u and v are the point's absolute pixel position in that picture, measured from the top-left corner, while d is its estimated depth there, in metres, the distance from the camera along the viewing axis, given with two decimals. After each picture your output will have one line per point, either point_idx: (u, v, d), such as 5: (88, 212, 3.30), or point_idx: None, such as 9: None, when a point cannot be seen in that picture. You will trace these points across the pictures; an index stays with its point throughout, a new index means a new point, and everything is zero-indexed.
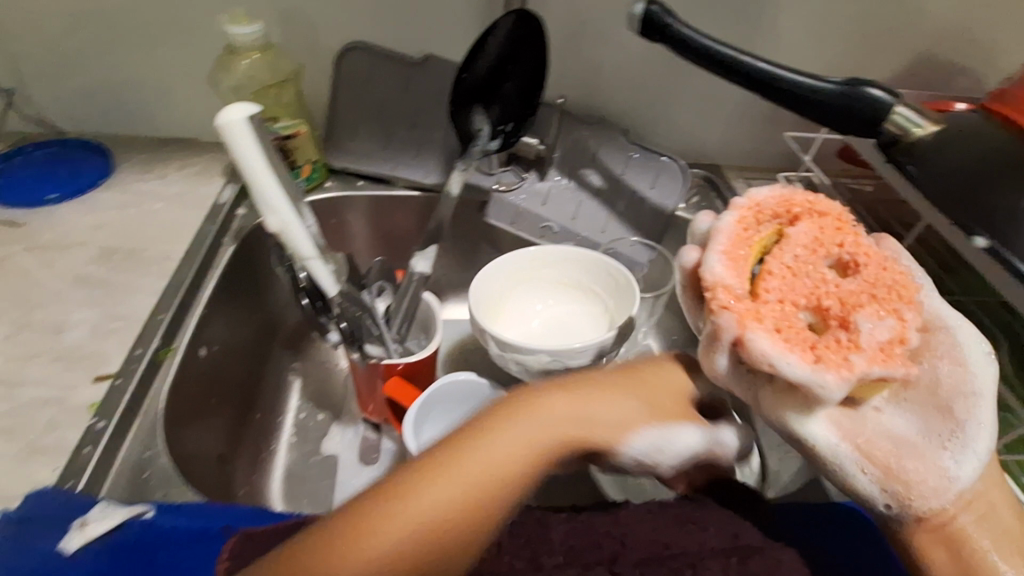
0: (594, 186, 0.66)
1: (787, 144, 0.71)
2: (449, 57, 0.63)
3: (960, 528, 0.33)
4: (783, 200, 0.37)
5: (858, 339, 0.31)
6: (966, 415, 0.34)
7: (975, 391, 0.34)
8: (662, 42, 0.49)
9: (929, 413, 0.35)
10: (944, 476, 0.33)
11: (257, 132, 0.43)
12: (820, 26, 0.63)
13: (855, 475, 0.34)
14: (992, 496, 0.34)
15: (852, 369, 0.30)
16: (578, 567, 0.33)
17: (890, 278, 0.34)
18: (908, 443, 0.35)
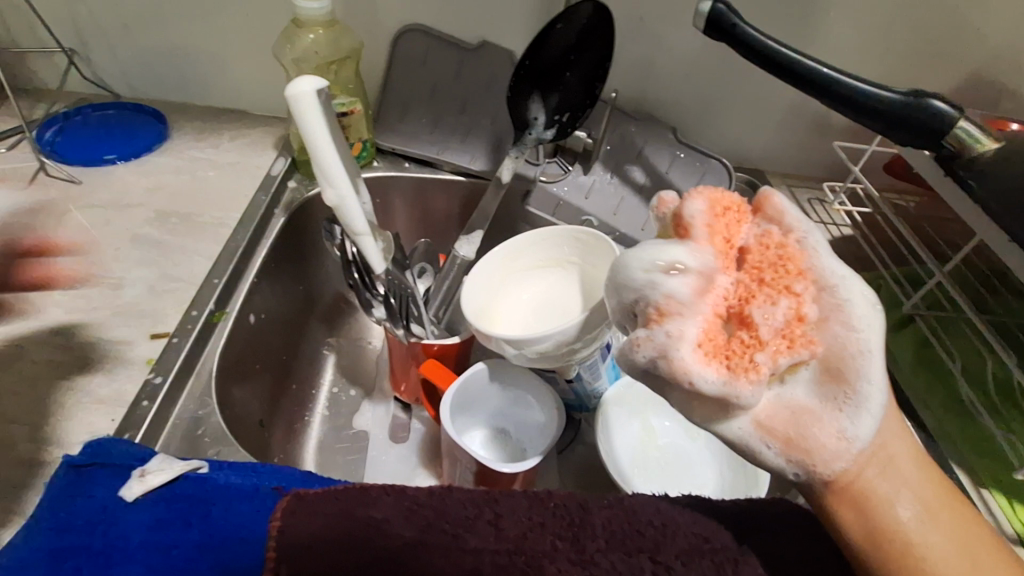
0: (638, 182, 0.66)
1: (835, 154, 0.70)
2: (504, 45, 0.63)
3: (867, 486, 0.30)
4: (709, 205, 0.30)
5: (759, 335, 0.28)
6: (857, 374, 0.29)
7: (861, 349, 0.29)
8: (725, 41, 0.49)
9: (822, 373, 0.30)
10: (844, 437, 0.29)
11: (324, 105, 0.45)
12: (883, 36, 0.62)
13: (759, 450, 0.30)
14: (893, 447, 0.30)
15: (759, 373, 0.28)
16: (620, 553, 0.33)
17: (773, 244, 0.30)
18: (806, 408, 0.30)
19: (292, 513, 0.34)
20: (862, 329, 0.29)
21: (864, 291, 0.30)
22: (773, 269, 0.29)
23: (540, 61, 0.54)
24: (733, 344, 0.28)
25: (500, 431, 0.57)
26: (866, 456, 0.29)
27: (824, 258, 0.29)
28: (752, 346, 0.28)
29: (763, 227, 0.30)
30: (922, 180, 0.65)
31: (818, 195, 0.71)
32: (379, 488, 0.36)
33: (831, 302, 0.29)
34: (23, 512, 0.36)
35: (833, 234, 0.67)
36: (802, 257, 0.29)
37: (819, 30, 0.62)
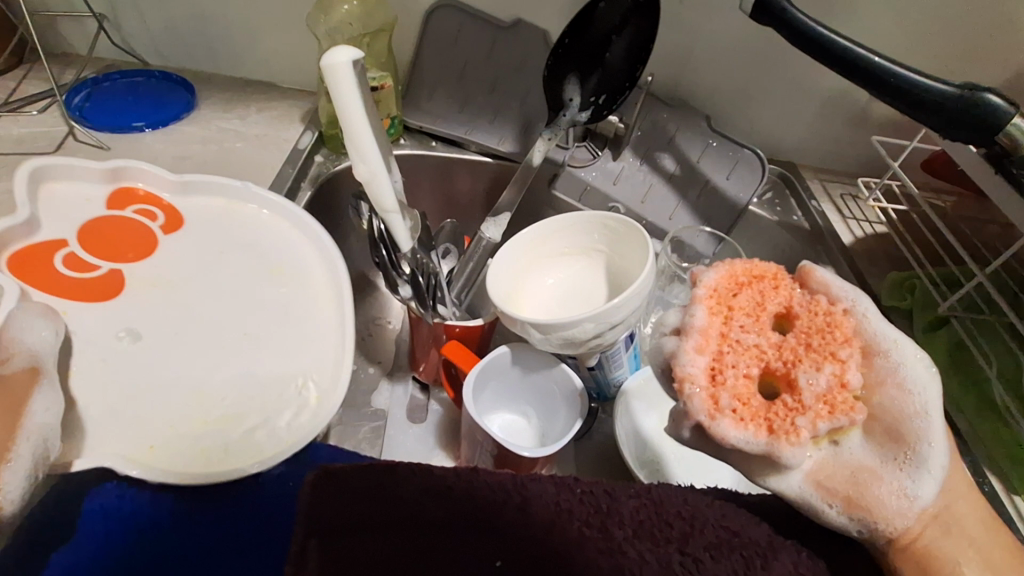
0: (668, 171, 0.64)
1: (873, 149, 0.68)
2: (538, 24, 0.61)
3: (929, 548, 0.28)
4: (727, 275, 0.31)
5: (804, 398, 0.27)
6: (915, 435, 0.28)
7: (918, 409, 0.29)
8: (771, 25, 0.47)
9: (882, 435, 0.29)
10: (904, 497, 0.28)
11: (358, 78, 0.44)
12: (938, 26, 0.58)
13: (821, 511, 0.29)
14: (955, 506, 0.29)
15: (805, 436, 0.27)
16: (648, 543, 0.31)
17: (823, 313, 0.30)
18: (866, 467, 0.29)
19: (316, 497, 0.35)
20: (917, 391, 0.29)
21: (918, 357, 0.30)
22: (823, 337, 0.29)
23: (580, 40, 0.53)
24: (780, 403, 0.27)
25: (519, 417, 0.56)
26: (929, 518, 0.29)
27: (873, 326, 0.30)
28: (804, 407, 0.27)
29: (807, 296, 0.31)
30: (964, 180, 0.62)
31: (851, 192, 0.69)
32: (408, 465, 0.35)
33: (884, 366, 0.29)
34: (67, 475, 0.40)
35: (865, 231, 0.65)
36: (850, 325, 0.30)
37: (868, 22, 0.59)
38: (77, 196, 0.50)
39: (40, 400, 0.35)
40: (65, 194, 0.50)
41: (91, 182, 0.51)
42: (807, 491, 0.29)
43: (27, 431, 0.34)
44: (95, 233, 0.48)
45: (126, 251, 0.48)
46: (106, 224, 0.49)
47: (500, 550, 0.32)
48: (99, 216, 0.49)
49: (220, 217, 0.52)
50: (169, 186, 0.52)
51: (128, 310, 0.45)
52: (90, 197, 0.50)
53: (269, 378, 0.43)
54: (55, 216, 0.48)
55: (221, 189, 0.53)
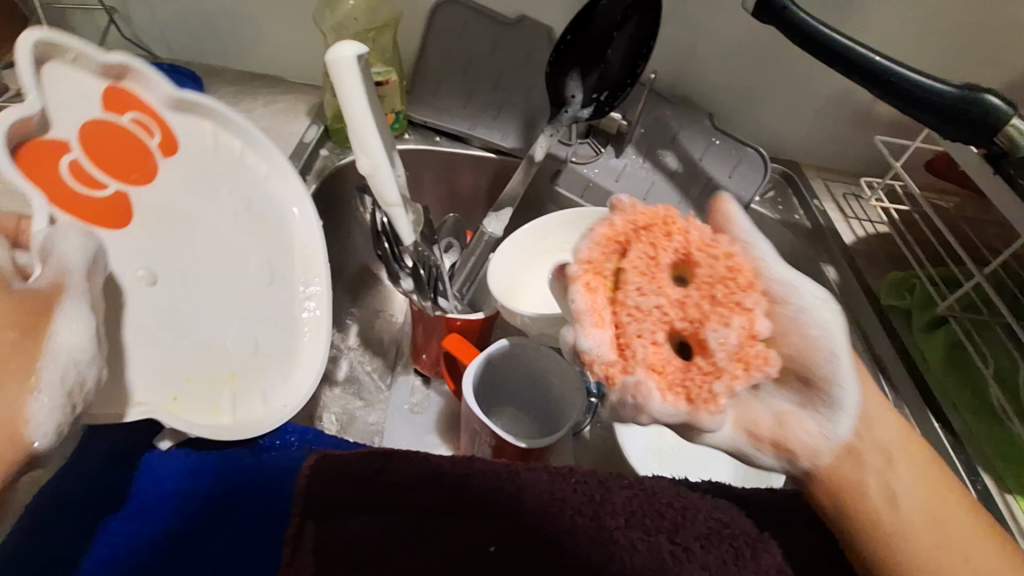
0: (670, 168, 0.65)
1: (876, 149, 0.68)
2: (542, 21, 0.62)
3: (854, 484, 0.29)
4: (605, 240, 0.30)
5: (715, 359, 0.27)
6: (826, 377, 0.29)
7: (829, 352, 0.28)
8: (773, 24, 0.47)
9: (798, 382, 0.29)
10: (823, 437, 0.29)
11: (362, 73, 0.45)
12: (945, 27, 0.58)
13: (752, 456, 0.30)
14: (878, 433, 0.29)
15: (721, 399, 0.27)
16: (638, 532, 0.32)
17: (719, 265, 0.29)
18: (787, 412, 0.29)
19: (311, 481, 0.35)
20: (820, 329, 0.28)
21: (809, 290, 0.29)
22: (723, 289, 0.29)
23: (583, 36, 0.54)
24: (696, 374, 0.28)
25: (516, 409, 0.57)
26: (847, 453, 0.29)
27: (774, 271, 0.29)
28: (720, 376, 0.27)
29: (702, 238, 0.30)
30: (966, 181, 0.62)
31: (853, 191, 0.69)
32: (403, 450, 0.36)
33: (787, 313, 0.29)
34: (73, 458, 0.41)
35: (867, 230, 0.65)
36: (751, 267, 0.29)
37: (874, 21, 0.58)
38: (70, 84, 0.38)
39: (64, 321, 0.30)
40: (60, 76, 0.38)
41: (77, 67, 0.39)
42: (732, 444, 0.29)
43: (56, 357, 0.29)
44: (99, 143, 0.39)
45: (136, 176, 0.40)
46: (105, 133, 0.39)
47: (494, 535, 0.34)
48: (98, 120, 0.39)
49: (217, 150, 0.46)
50: (162, 98, 0.43)
51: (148, 260, 0.39)
52: (84, 89, 0.39)
53: (264, 333, 0.45)
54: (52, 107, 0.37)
55: (214, 115, 0.46)
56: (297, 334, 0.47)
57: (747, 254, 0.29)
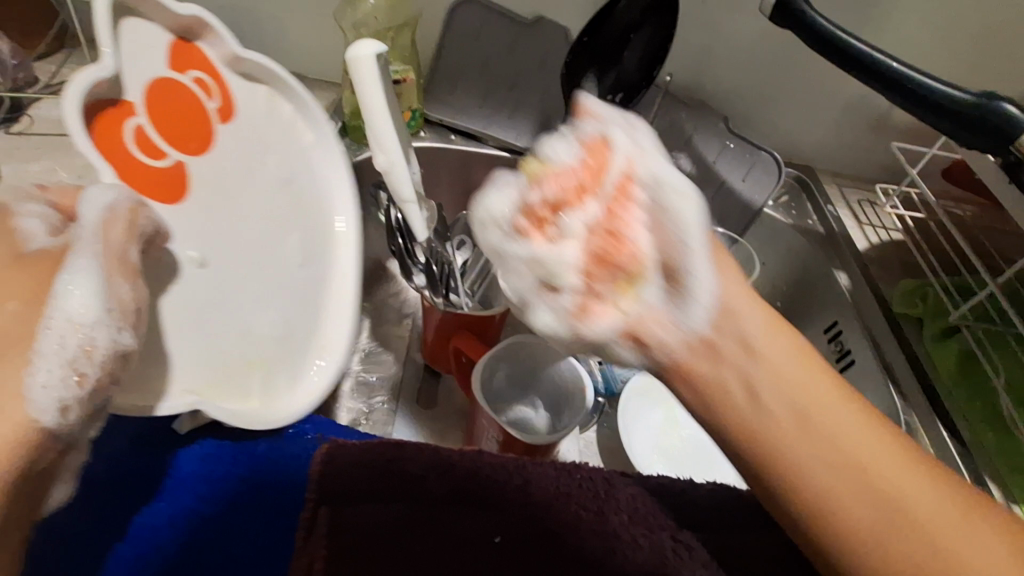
0: (684, 171, 0.65)
1: (892, 155, 0.68)
2: (560, 23, 0.62)
3: (704, 375, 0.30)
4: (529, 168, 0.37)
5: (589, 263, 0.32)
6: (684, 273, 0.31)
7: (684, 247, 0.32)
8: (791, 28, 0.47)
9: (667, 280, 0.32)
10: (677, 328, 0.31)
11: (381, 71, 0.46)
12: (966, 34, 0.57)
13: (619, 351, 0.32)
14: (742, 328, 0.30)
15: (599, 299, 0.32)
16: (642, 530, 0.33)
17: (615, 177, 0.34)
18: (651, 311, 0.31)
19: (323, 470, 0.36)
20: (681, 229, 0.32)
21: (656, 182, 0.33)
22: (614, 201, 0.33)
23: (600, 38, 0.54)
24: (576, 272, 0.32)
25: (526, 407, 0.56)
26: (704, 342, 0.30)
27: (647, 182, 0.33)
28: (593, 271, 0.32)
29: (599, 161, 0.35)
30: (983, 189, 0.62)
31: (868, 197, 0.69)
32: (415, 443, 0.37)
33: (655, 216, 0.33)
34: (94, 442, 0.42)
35: (882, 237, 0.65)
36: (630, 183, 0.33)
37: (895, 27, 0.57)
38: (143, 39, 0.42)
39: (71, 286, 0.31)
40: (133, 33, 0.41)
41: (150, 25, 0.43)
42: (610, 337, 0.32)
43: (54, 326, 0.30)
44: (161, 102, 0.41)
45: (191, 133, 0.42)
46: (169, 89, 0.42)
47: (499, 526, 0.34)
48: (162, 76, 0.42)
49: (269, 115, 0.48)
50: (224, 56, 0.47)
51: (200, 215, 0.41)
52: (155, 46, 0.42)
53: (294, 313, 0.45)
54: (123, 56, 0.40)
55: (276, 82, 0.49)
56: (328, 315, 0.47)
57: (620, 165, 0.34)
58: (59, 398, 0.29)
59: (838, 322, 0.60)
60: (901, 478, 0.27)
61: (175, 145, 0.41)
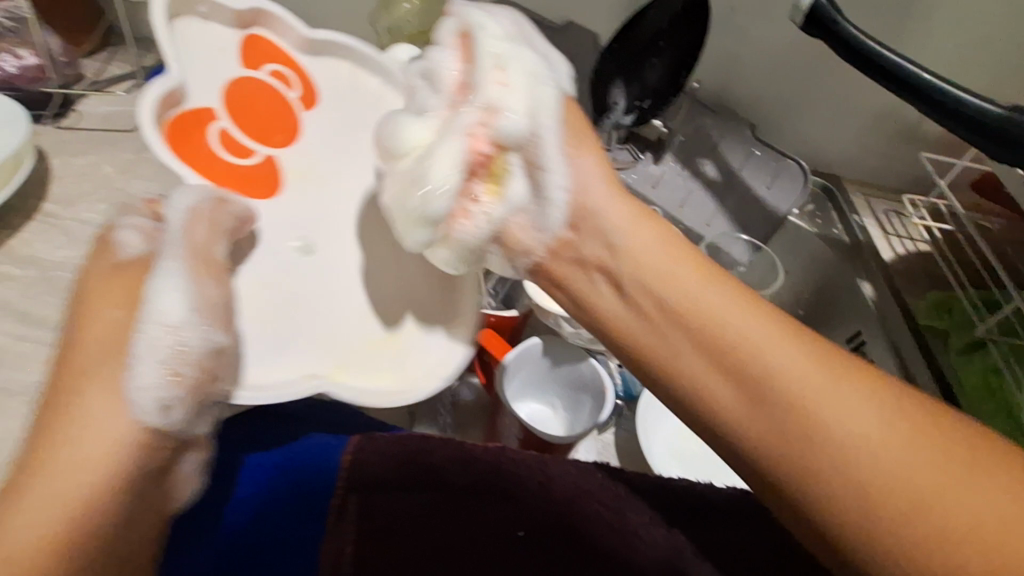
0: (708, 177, 0.66)
1: (920, 166, 0.67)
2: (589, 28, 0.63)
3: (569, 272, 0.37)
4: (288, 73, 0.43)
5: (470, 172, 0.36)
6: (544, 176, 0.36)
7: (539, 152, 0.36)
8: (822, 38, 0.48)
9: (529, 178, 0.37)
10: (534, 228, 0.37)
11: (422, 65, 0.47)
12: (1004, 46, 0.57)
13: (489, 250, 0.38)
14: (635, 249, 0.34)
15: (469, 208, 0.36)
16: (661, 529, 0.33)
17: (486, 91, 0.35)
18: (518, 214, 0.37)
19: (354, 458, 0.38)
20: (541, 136, 0.36)
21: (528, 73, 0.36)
22: (504, 94, 0.35)
23: (629, 44, 0.55)
24: (468, 164, 0.35)
25: (547, 407, 0.57)
26: (560, 240, 0.37)
27: (501, 83, 0.35)
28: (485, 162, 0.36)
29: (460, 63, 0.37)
30: (1014, 202, 0.61)
31: (894, 207, 0.69)
32: (439, 437, 0.38)
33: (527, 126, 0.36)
34: None
35: (908, 247, 0.65)
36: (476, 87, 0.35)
37: (929, 37, 0.57)
38: (209, 42, 0.41)
39: (161, 291, 0.35)
40: (197, 29, 0.41)
41: (217, 25, 0.42)
42: (494, 221, 0.37)
43: (147, 329, 0.35)
44: (237, 95, 0.41)
45: (272, 125, 0.41)
46: (243, 85, 0.41)
47: (521, 521, 0.36)
48: (234, 73, 0.41)
49: (348, 82, 0.45)
50: (296, 41, 0.44)
51: (298, 212, 0.41)
52: (223, 46, 0.41)
53: (416, 297, 0.42)
54: (189, 70, 0.39)
55: (352, 53, 0.44)
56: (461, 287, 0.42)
57: (495, 51, 0.36)
58: (159, 398, 0.34)
59: (861, 332, 0.60)
60: (790, 353, 0.30)
61: (261, 142, 0.41)
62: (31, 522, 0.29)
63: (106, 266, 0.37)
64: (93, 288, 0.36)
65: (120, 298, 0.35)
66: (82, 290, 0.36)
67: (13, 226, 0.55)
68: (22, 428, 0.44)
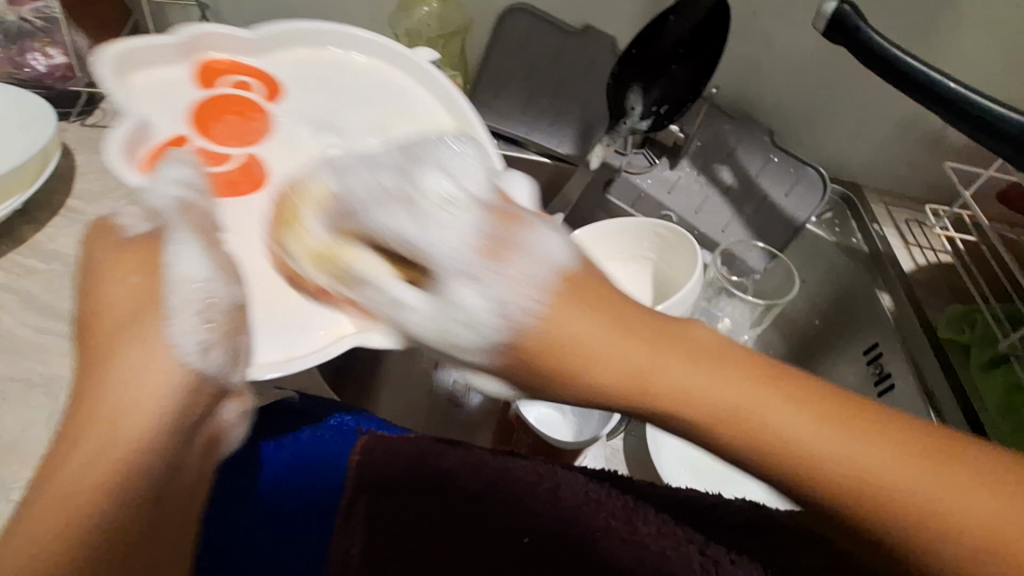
0: (724, 183, 0.64)
1: (944, 175, 0.66)
2: (608, 33, 0.63)
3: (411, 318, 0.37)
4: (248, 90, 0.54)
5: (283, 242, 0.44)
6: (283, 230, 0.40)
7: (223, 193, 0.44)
8: (845, 46, 0.47)
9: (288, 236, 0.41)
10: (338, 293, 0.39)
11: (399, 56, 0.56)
12: None
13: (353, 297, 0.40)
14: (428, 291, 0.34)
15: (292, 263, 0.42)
16: (670, 541, 0.32)
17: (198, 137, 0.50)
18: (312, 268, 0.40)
19: (363, 460, 0.39)
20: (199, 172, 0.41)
21: (448, 197, 0.33)
22: (425, 181, 0.34)
23: (649, 49, 0.55)
24: (504, 336, 0.29)
25: (555, 411, 0.55)
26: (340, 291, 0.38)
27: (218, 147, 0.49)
28: (517, 330, 0.29)
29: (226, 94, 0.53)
30: None
31: (916, 217, 0.67)
32: (446, 441, 0.39)
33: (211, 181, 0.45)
34: None
35: (929, 259, 0.63)
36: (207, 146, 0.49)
37: (954, 45, 0.56)
38: (166, 83, 0.52)
39: (179, 253, 0.33)
40: (154, 76, 0.52)
41: (169, 66, 0.53)
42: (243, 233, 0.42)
43: (178, 284, 0.32)
44: (208, 117, 0.51)
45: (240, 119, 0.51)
46: (210, 100, 0.52)
47: (528, 527, 0.35)
48: (197, 97, 0.52)
49: (303, 66, 0.56)
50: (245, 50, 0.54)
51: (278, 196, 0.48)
52: (179, 83, 0.52)
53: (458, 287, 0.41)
54: (155, 107, 0.50)
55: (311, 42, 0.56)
56: None
57: (425, 182, 0.35)
58: (200, 342, 0.30)
59: (879, 344, 0.59)
60: (865, 463, 0.23)
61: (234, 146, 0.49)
62: (85, 465, 0.26)
63: (113, 243, 0.33)
64: (106, 262, 0.32)
65: (138, 264, 0.32)
66: (88, 276, 0.32)
67: (38, 221, 0.56)
68: (41, 419, 0.45)
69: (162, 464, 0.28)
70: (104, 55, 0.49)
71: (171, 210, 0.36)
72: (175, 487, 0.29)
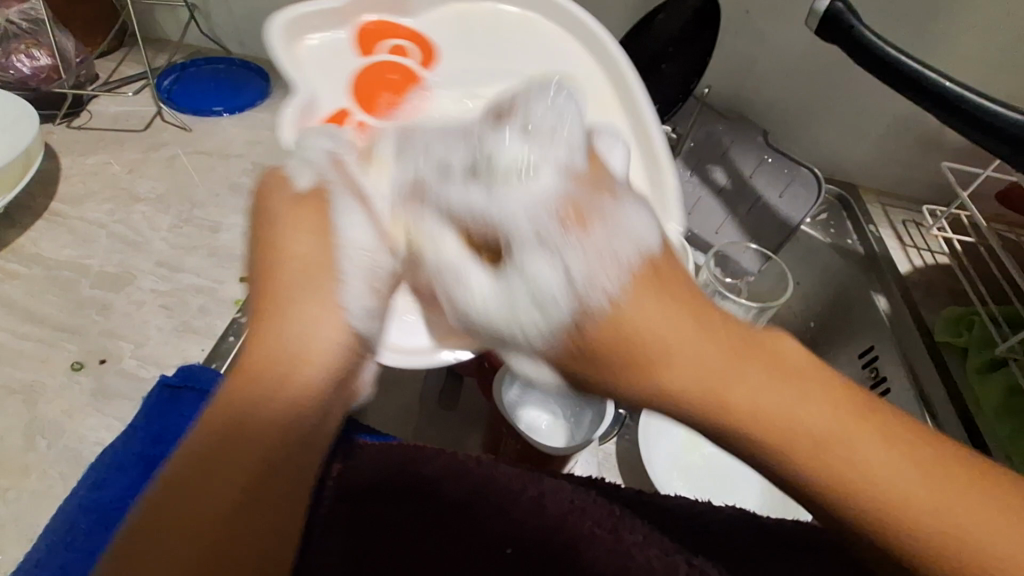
0: (718, 184, 0.64)
1: (942, 175, 0.65)
2: (599, 31, 0.62)
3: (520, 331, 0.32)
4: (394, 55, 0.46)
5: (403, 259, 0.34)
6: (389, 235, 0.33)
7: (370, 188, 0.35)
8: (838, 44, 0.46)
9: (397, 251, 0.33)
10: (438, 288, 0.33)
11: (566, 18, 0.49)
12: None
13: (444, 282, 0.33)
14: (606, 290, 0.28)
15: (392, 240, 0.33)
16: (657, 551, 0.32)
17: (348, 111, 0.43)
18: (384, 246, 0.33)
19: (343, 463, 0.38)
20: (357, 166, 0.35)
21: (525, 171, 0.32)
22: (522, 172, 0.32)
23: (640, 48, 0.55)
24: (568, 314, 0.29)
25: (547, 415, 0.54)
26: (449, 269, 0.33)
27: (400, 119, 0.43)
28: (585, 312, 0.28)
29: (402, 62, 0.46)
30: None
31: (914, 218, 0.66)
32: (433, 448, 0.39)
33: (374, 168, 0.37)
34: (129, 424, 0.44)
35: (926, 260, 0.62)
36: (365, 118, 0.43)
37: (951, 42, 0.55)
38: (329, 51, 0.46)
39: (349, 220, 0.32)
40: (319, 50, 0.46)
41: (334, 34, 0.47)
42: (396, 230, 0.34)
43: (349, 251, 0.31)
44: (365, 84, 0.45)
45: (399, 82, 0.44)
46: (370, 67, 0.45)
47: (511, 538, 0.34)
48: (360, 65, 0.46)
49: (461, 30, 0.49)
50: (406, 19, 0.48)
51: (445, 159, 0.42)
52: (340, 50, 0.46)
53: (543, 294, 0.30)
54: (318, 78, 0.44)
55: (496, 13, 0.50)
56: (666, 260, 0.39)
57: (496, 147, 0.34)
58: (370, 306, 0.30)
59: (875, 347, 0.58)
60: (913, 473, 0.23)
61: (394, 114, 0.43)
62: (251, 427, 0.25)
63: (287, 197, 0.32)
64: (274, 216, 0.31)
65: (312, 222, 0.31)
66: (260, 224, 0.31)
67: (21, 224, 0.56)
68: (19, 425, 0.45)
69: (294, 451, 0.26)
70: (274, 28, 0.44)
71: (327, 166, 0.34)
72: (295, 488, 0.26)
